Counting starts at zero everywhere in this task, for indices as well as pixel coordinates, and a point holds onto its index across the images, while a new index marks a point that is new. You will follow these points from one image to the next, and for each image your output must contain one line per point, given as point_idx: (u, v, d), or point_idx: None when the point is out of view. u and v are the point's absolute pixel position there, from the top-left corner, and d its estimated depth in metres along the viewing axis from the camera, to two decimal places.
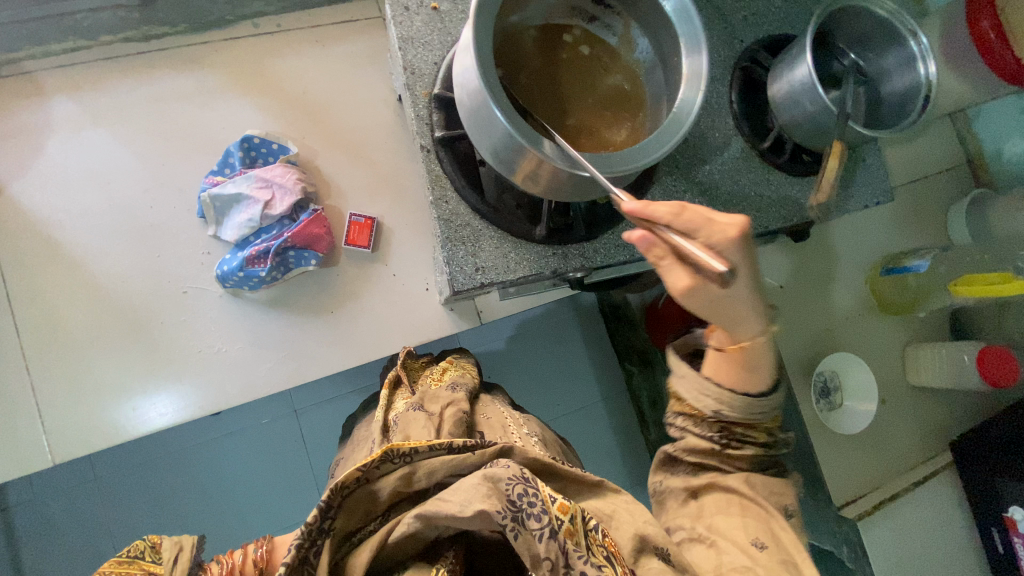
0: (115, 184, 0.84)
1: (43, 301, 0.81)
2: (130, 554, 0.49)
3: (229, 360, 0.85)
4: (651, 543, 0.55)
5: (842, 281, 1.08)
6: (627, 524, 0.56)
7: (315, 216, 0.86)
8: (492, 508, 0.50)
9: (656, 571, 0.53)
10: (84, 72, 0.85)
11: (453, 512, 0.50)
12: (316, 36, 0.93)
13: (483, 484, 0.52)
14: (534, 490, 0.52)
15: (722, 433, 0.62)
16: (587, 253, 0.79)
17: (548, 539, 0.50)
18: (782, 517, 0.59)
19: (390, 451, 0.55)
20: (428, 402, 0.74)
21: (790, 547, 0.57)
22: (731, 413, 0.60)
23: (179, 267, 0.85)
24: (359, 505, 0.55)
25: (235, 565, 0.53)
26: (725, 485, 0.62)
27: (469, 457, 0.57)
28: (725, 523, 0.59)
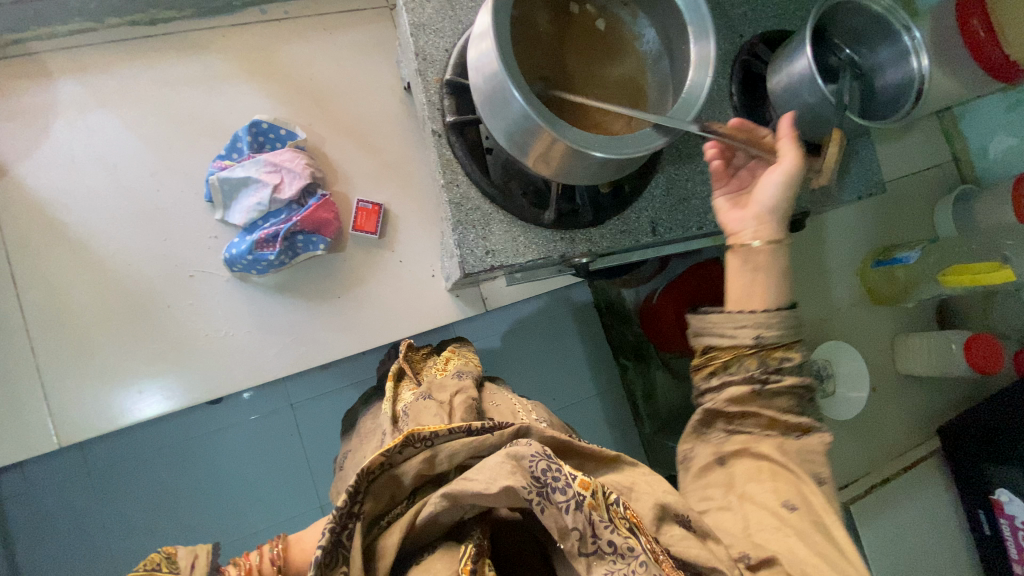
0: (121, 168, 0.84)
1: (47, 284, 0.80)
2: (146, 566, 0.49)
3: (237, 344, 0.86)
4: (671, 511, 0.56)
5: (835, 273, 1.11)
6: (646, 495, 0.57)
7: (323, 201, 0.86)
8: (517, 483, 0.50)
9: (678, 537, 0.54)
10: (91, 55, 0.84)
11: (479, 490, 0.51)
12: (323, 23, 0.94)
13: (506, 462, 0.52)
14: (557, 466, 0.52)
15: (761, 367, 0.60)
16: (593, 237, 0.82)
17: (574, 511, 0.50)
18: (812, 482, 0.58)
19: (411, 436, 0.56)
20: (436, 390, 0.75)
21: (820, 509, 0.57)
22: (768, 336, 0.60)
23: (185, 251, 0.85)
24: (384, 490, 0.56)
25: (253, 564, 0.54)
26: (756, 452, 0.60)
27: (490, 438, 0.58)
28: (756, 488, 0.59)
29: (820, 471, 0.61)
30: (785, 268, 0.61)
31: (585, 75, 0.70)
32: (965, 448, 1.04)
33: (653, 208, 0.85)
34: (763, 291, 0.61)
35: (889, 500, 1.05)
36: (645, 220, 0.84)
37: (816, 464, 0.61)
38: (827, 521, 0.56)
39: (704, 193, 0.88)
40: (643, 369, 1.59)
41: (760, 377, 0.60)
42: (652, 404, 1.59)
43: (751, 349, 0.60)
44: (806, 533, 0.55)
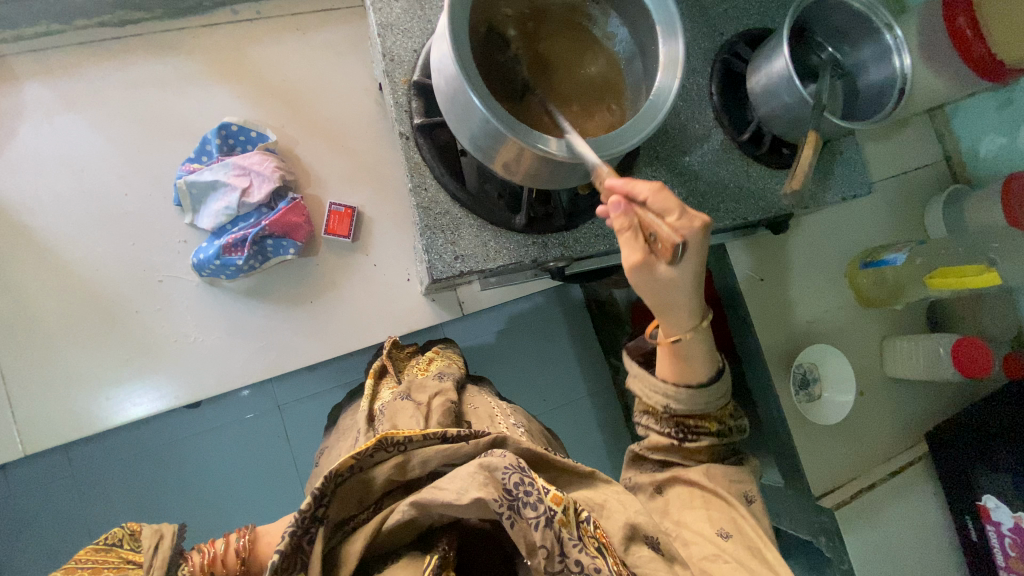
0: (88, 172, 0.83)
1: (14, 290, 0.79)
2: (108, 542, 0.49)
3: (207, 350, 0.84)
4: (641, 531, 0.55)
5: (824, 275, 1.09)
6: (617, 512, 0.56)
7: (293, 205, 0.85)
8: (488, 496, 0.48)
9: (646, 558, 0.54)
10: (58, 57, 0.83)
11: (450, 500, 0.49)
12: (296, 24, 0.92)
13: (479, 473, 0.50)
14: (530, 479, 0.50)
15: (676, 427, 0.65)
16: (567, 241, 0.80)
17: (544, 528, 0.48)
18: (744, 509, 0.61)
19: (385, 440, 0.55)
20: (416, 390, 0.74)
21: (753, 534, 0.59)
22: (679, 407, 0.64)
23: (154, 256, 0.84)
24: (352, 493, 0.54)
25: (217, 554, 0.53)
26: (687, 480, 0.64)
27: (464, 447, 0.56)
28: (693, 517, 0.61)
29: (748, 490, 0.65)
30: (696, 356, 0.62)
31: (554, 74, 0.68)
32: (953, 454, 1.01)
33: None
34: (672, 367, 0.64)
35: (877, 505, 1.03)
36: None
37: (745, 483, 0.65)
38: (760, 546, 0.58)
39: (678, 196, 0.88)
40: None
41: (677, 435, 0.65)
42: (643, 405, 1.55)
43: (664, 413, 0.65)
44: (743, 560, 0.57)
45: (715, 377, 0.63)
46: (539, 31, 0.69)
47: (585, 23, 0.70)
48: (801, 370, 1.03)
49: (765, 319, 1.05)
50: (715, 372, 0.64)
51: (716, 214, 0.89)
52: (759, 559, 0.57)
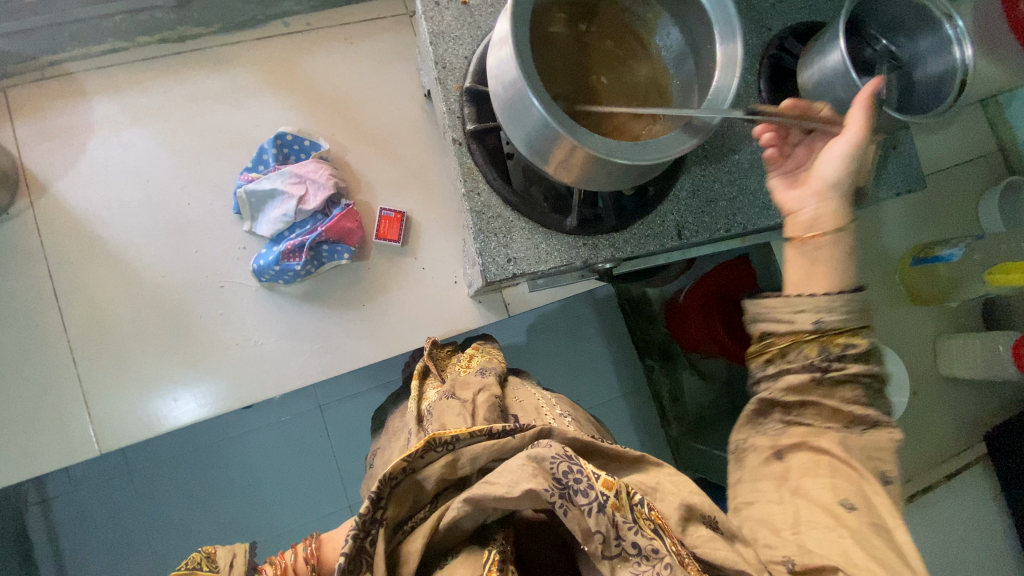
0: (152, 183, 0.86)
1: (86, 297, 0.83)
2: (188, 566, 0.49)
3: (265, 353, 0.87)
4: (697, 511, 0.54)
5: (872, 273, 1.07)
6: (672, 494, 0.55)
7: (347, 211, 0.87)
8: (540, 486, 0.48)
9: (706, 538, 0.52)
10: (123, 74, 0.87)
11: (501, 493, 0.49)
12: (345, 34, 0.95)
13: (528, 464, 0.50)
14: (579, 467, 0.50)
15: (820, 355, 0.55)
16: (617, 243, 0.81)
17: (597, 514, 0.48)
18: (876, 481, 0.53)
19: (433, 441, 0.55)
20: (459, 389, 0.74)
21: (886, 513, 0.52)
22: (830, 318, 0.54)
23: (217, 263, 0.87)
24: (408, 494, 0.55)
25: (288, 564, 0.53)
26: (816, 445, 0.56)
27: (511, 441, 0.56)
28: (812, 484, 0.54)
29: (889, 470, 0.56)
30: (857, 247, 0.56)
31: (608, 82, 0.70)
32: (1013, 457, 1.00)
33: (680, 212, 0.84)
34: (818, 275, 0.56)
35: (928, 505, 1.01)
36: (671, 224, 0.83)
37: (882, 461, 0.55)
38: (892, 526, 0.52)
39: (730, 194, 0.87)
40: (670, 370, 1.55)
41: (823, 366, 0.55)
42: (679, 405, 1.55)
43: (811, 334, 0.55)
44: (862, 535, 0.51)
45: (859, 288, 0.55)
46: (594, 41, 0.71)
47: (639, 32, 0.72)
48: None
49: None
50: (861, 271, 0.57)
51: (768, 212, 0.88)
52: (885, 540, 0.51)
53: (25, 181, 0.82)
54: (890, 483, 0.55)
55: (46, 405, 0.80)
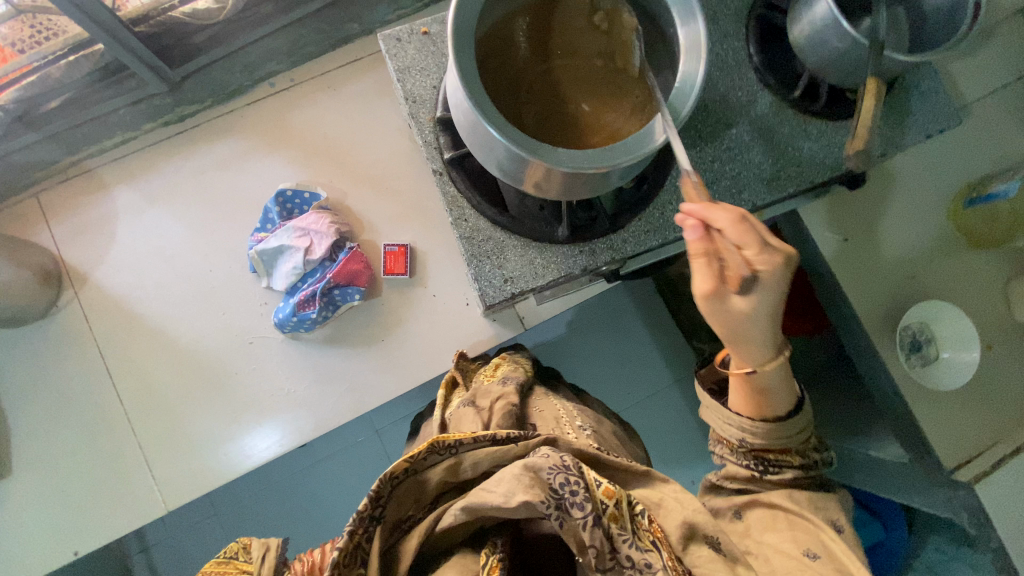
0: (176, 256, 0.93)
1: (135, 371, 0.91)
2: (226, 555, 0.54)
3: (300, 399, 0.92)
4: (700, 532, 0.53)
5: (922, 221, 0.98)
6: (674, 511, 0.54)
7: (352, 254, 0.90)
8: (535, 498, 0.48)
9: (705, 558, 0.52)
10: (136, 162, 0.95)
11: (497, 503, 0.49)
12: (327, 82, 0.98)
13: (524, 475, 0.50)
14: (576, 478, 0.50)
15: (755, 461, 0.67)
16: (615, 244, 0.78)
17: (592, 527, 0.48)
18: (829, 529, 0.62)
19: (437, 443, 0.55)
20: (480, 396, 0.74)
21: (842, 556, 0.59)
22: (756, 441, 0.65)
23: (245, 321, 0.93)
24: (408, 493, 0.55)
25: (316, 561, 0.53)
26: (769, 503, 0.66)
27: (513, 448, 0.56)
28: (774, 538, 0.64)
29: (836, 518, 0.64)
30: (772, 389, 0.62)
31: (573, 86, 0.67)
32: None
33: (679, 201, 0.81)
34: (750, 403, 0.65)
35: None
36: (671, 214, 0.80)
37: (831, 510, 0.65)
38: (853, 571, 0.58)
39: (730, 172, 0.84)
40: None
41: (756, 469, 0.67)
42: None
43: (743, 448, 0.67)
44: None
45: (794, 410, 0.64)
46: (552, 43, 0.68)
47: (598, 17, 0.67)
48: (909, 334, 0.96)
49: (851, 283, 0.97)
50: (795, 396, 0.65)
51: (777, 182, 0.84)
52: None
53: (68, 276, 0.92)
54: (841, 529, 0.64)
55: (116, 473, 0.89)
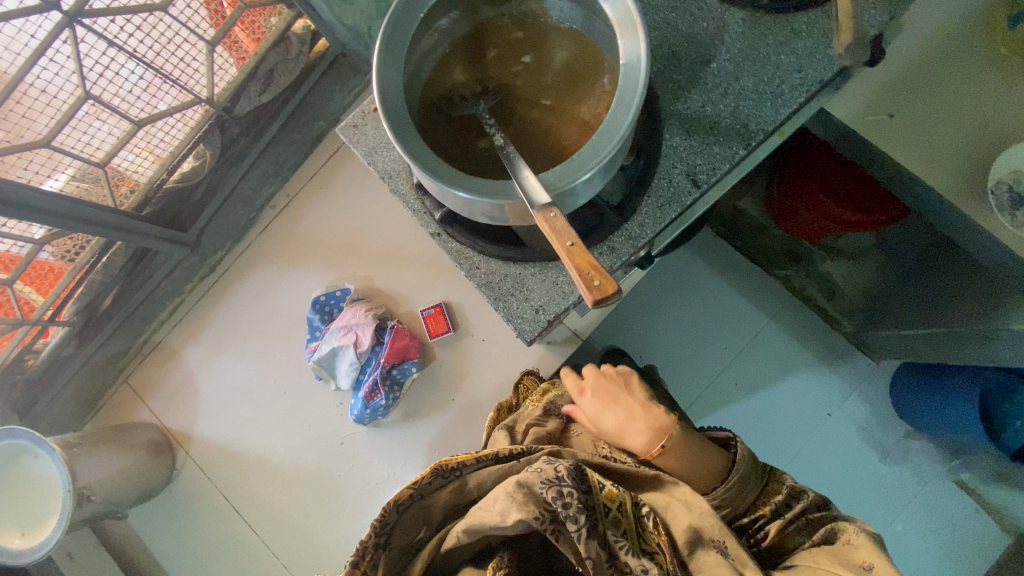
0: (251, 390, 1.01)
1: (257, 502, 1.00)
2: None
3: (402, 479, 0.95)
4: (706, 537, 0.64)
5: (968, 64, 0.85)
6: (680, 517, 0.66)
7: (395, 332, 0.93)
8: (528, 515, 0.61)
9: (710, 564, 0.62)
10: (192, 322, 1.07)
11: (496, 520, 0.62)
12: (319, 184, 1.05)
13: (517, 493, 0.62)
14: (565, 492, 0.62)
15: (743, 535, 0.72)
16: (632, 232, 0.74)
17: (588, 539, 0.61)
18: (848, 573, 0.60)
19: (441, 468, 0.69)
20: (518, 421, 0.84)
21: None
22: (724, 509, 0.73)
23: (329, 425, 0.98)
24: (416, 518, 0.69)
25: None
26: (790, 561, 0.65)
27: (515, 465, 0.70)
28: None
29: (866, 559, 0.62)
30: (702, 460, 0.75)
31: (536, 105, 0.67)
32: None
33: (682, 160, 0.75)
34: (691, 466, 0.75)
35: None
36: (680, 177, 0.74)
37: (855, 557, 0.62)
38: None
39: (727, 108, 0.75)
40: (807, 268, 1.51)
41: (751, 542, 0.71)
42: (839, 299, 1.51)
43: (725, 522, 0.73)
44: None
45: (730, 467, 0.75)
46: (504, 76, 0.69)
47: (539, 41, 0.69)
48: (1005, 190, 0.81)
49: (915, 162, 0.85)
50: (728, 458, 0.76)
51: (783, 98, 0.74)
52: None
53: (176, 440, 1.04)
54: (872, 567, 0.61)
55: None
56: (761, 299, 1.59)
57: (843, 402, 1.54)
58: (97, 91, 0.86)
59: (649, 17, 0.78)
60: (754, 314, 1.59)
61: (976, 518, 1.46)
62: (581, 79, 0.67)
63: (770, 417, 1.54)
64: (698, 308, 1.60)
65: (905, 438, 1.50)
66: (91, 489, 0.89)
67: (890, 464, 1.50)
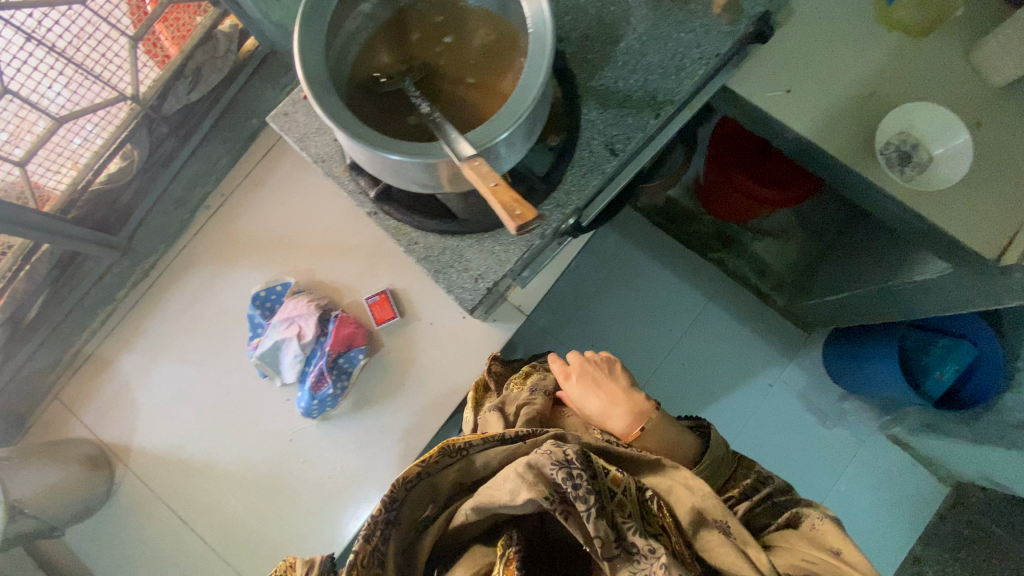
0: (192, 394, 0.99)
1: (204, 510, 0.97)
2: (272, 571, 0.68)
3: (354, 470, 0.94)
4: (709, 517, 0.67)
5: (850, 39, 0.96)
6: (684, 499, 0.69)
7: (340, 320, 0.93)
8: (538, 494, 0.60)
9: (715, 542, 0.66)
10: (124, 330, 1.04)
11: (507, 500, 0.62)
12: (253, 181, 1.05)
13: (528, 473, 0.62)
14: (575, 472, 0.60)
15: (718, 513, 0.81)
16: (560, 200, 0.78)
17: (596, 518, 0.58)
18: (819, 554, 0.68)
19: (449, 447, 0.70)
20: (508, 402, 0.87)
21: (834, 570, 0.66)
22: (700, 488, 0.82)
23: (276, 422, 0.96)
24: (423, 495, 0.70)
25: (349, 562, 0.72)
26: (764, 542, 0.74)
27: (522, 445, 0.71)
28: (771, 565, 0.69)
29: (833, 543, 0.70)
30: (679, 442, 0.85)
31: (461, 82, 0.71)
32: None
33: (600, 132, 0.79)
34: (669, 449, 0.84)
35: None
36: (599, 147, 0.79)
37: (823, 540, 0.71)
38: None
39: (637, 82, 0.80)
40: (738, 250, 1.60)
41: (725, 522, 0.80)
42: (769, 275, 1.59)
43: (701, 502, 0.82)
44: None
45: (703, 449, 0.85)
46: (428, 56, 0.72)
47: (458, 23, 0.73)
48: (895, 150, 0.92)
49: (811, 128, 0.94)
50: (702, 442, 0.86)
51: (686, 71, 0.80)
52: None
53: (113, 453, 1.00)
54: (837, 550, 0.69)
55: None
56: (699, 281, 1.67)
57: (782, 373, 1.62)
58: (15, 86, 0.84)
59: (561, 2, 0.83)
60: (695, 296, 1.67)
61: (911, 471, 1.56)
62: (499, 53, 0.71)
63: (716, 391, 1.61)
64: (641, 293, 1.67)
65: (840, 401, 1.59)
66: (24, 502, 0.89)
67: (830, 427, 1.59)
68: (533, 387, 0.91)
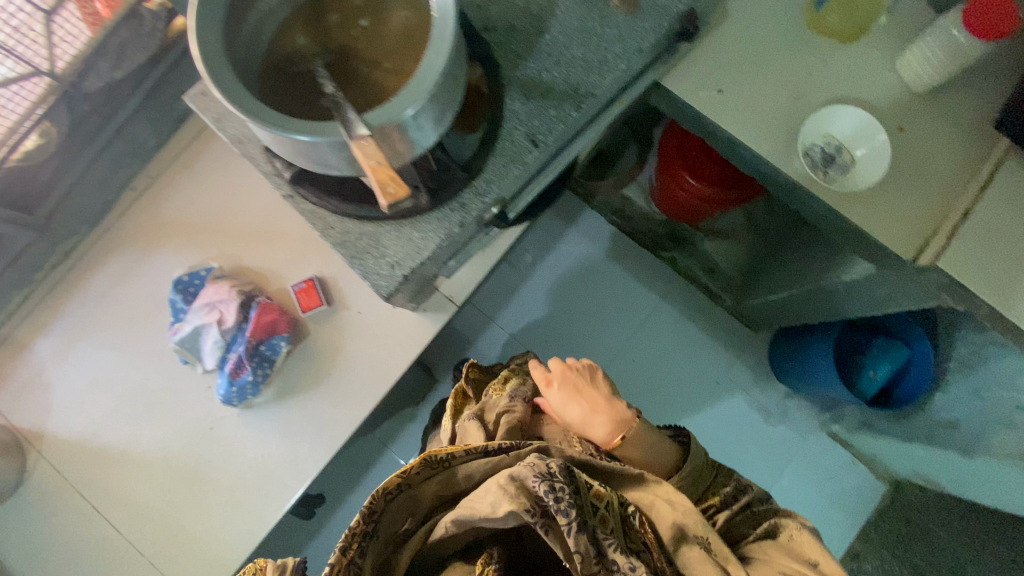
0: (112, 380, 0.97)
1: (120, 499, 0.95)
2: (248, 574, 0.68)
3: (276, 460, 0.93)
4: (687, 532, 0.67)
5: (778, 42, 0.97)
6: (664, 514, 0.69)
7: (262, 307, 0.93)
8: (518, 508, 0.60)
9: (695, 558, 0.66)
10: (44, 314, 1.03)
11: (487, 512, 0.62)
12: (182, 165, 1.05)
13: (508, 485, 0.63)
14: (558, 486, 0.61)
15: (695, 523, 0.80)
16: (480, 188, 0.78)
17: (578, 534, 0.60)
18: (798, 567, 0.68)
19: (431, 458, 0.71)
20: (487, 411, 0.92)
21: None
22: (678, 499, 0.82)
23: (197, 410, 0.95)
24: (403, 506, 0.70)
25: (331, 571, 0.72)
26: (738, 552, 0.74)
27: (505, 457, 0.72)
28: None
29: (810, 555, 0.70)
30: (657, 452, 0.85)
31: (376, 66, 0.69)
32: None
33: (523, 122, 0.80)
34: (647, 459, 0.85)
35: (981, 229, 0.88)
36: (522, 138, 0.79)
37: (801, 552, 0.71)
38: None
39: (559, 74, 0.80)
40: (690, 249, 1.61)
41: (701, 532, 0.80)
42: (718, 275, 1.61)
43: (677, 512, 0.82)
44: None
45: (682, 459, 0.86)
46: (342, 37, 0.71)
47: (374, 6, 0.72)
48: (818, 151, 0.94)
49: (740, 126, 0.95)
50: (682, 452, 0.87)
51: (608, 66, 0.80)
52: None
53: (27, 440, 0.98)
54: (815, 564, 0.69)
55: None
56: (651, 280, 1.69)
57: (729, 371, 1.64)
58: None
59: None
60: (646, 294, 1.68)
61: (853, 469, 1.60)
62: (414, 38, 0.70)
63: (663, 388, 1.63)
64: (593, 290, 1.68)
65: (784, 399, 1.62)
66: None
67: (775, 425, 1.61)
68: (512, 395, 0.96)
